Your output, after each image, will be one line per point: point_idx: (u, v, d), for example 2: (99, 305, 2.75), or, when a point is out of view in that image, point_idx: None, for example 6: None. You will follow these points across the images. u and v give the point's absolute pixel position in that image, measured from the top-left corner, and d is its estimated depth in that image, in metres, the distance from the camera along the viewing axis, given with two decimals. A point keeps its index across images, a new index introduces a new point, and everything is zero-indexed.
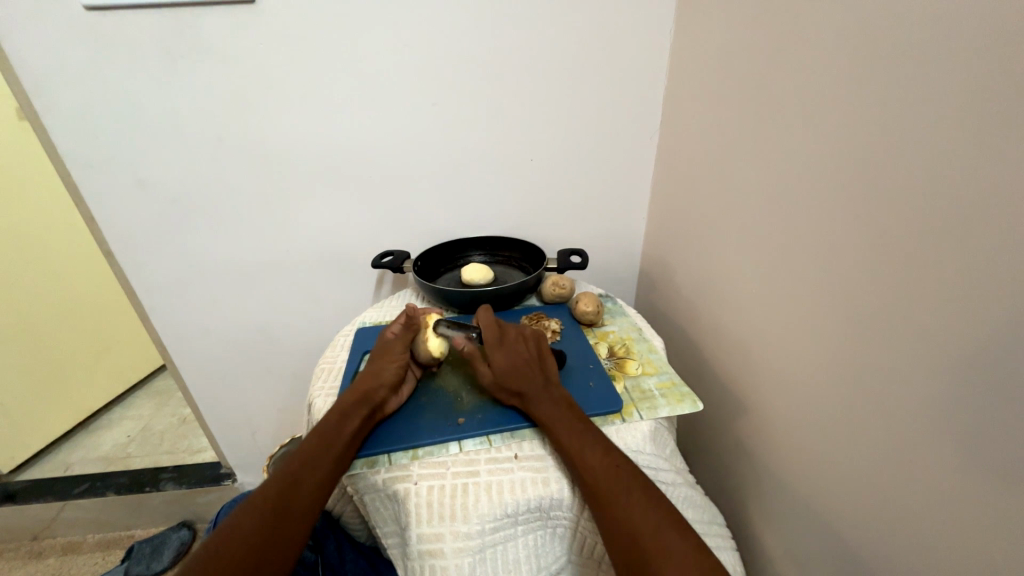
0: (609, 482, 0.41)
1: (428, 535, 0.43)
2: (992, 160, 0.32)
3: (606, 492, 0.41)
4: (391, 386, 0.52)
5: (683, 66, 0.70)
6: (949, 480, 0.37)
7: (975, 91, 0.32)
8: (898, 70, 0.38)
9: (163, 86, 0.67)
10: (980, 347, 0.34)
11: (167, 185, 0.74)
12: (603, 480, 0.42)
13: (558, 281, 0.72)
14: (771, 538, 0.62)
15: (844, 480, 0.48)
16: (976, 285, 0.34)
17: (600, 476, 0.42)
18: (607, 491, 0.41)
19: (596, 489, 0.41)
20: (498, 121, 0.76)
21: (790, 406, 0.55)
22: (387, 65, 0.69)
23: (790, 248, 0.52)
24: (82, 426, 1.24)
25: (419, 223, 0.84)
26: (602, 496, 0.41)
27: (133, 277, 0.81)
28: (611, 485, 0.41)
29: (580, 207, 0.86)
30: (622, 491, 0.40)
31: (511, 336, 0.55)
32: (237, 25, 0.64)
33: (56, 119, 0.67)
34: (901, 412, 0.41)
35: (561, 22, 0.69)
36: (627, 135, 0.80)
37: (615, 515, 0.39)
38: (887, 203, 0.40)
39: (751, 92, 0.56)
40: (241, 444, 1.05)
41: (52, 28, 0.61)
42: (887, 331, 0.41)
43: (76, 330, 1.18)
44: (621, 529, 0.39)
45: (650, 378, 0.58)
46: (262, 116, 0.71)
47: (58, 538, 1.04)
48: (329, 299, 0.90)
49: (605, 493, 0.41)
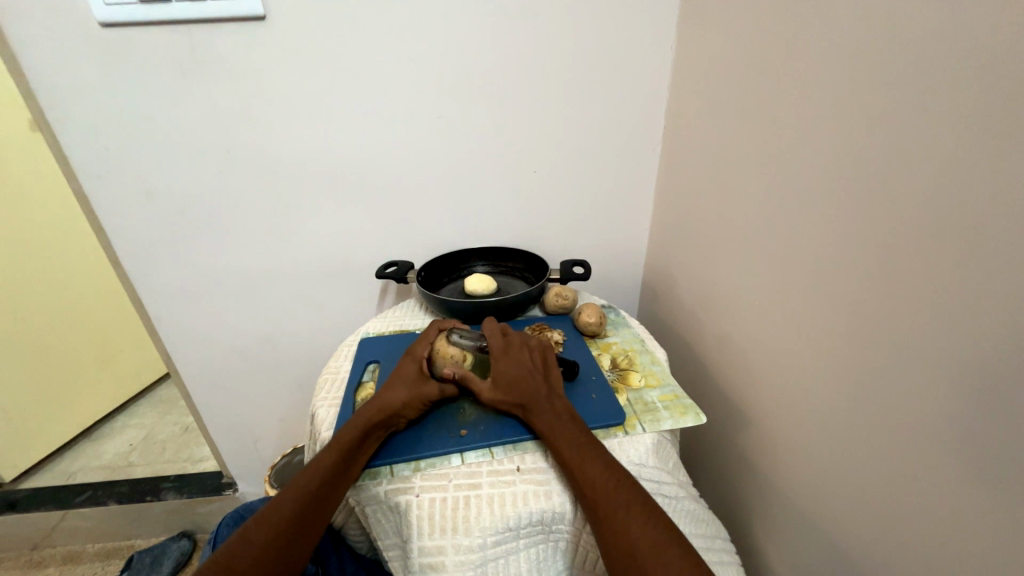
0: (608, 496, 0.41)
1: (430, 548, 0.42)
2: (991, 175, 0.32)
3: (605, 507, 0.41)
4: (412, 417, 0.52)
5: (685, 79, 0.71)
6: (953, 495, 0.37)
7: (975, 107, 0.33)
8: (899, 86, 0.38)
9: (173, 99, 0.68)
10: (981, 360, 0.34)
11: (174, 197, 0.75)
12: (603, 494, 0.41)
13: (561, 292, 0.72)
14: (776, 553, 0.61)
15: (848, 495, 0.48)
16: (977, 298, 0.34)
17: (600, 489, 0.42)
18: (608, 506, 0.41)
19: (596, 502, 0.41)
20: (501, 132, 0.76)
21: (793, 420, 0.55)
22: (393, 79, 0.71)
23: (792, 261, 0.52)
24: (85, 434, 1.25)
25: (422, 233, 0.84)
26: (601, 510, 0.41)
27: (138, 287, 0.82)
28: (611, 498, 0.41)
29: (583, 218, 0.86)
30: (621, 505, 0.40)
31: (515, 344, 0.55)
32: (247, 39, 0.66)
33: (67, 132, 0.68)
34: (904, 425, 0.40)
35: (564, 35, 0.70)
36: (629, 146, 0.80)
37: (613, 529, 0.39)
38: (888, 216, 0.40)
39: (753, 105, 0.57)
40: (243, 454, 1.04)
41: (68, 45, 0.63)
42: (890, 343, 0.41)
43: (83, 338, 1.19)
44: (620, 544, 0.38)
45: (653, 391, 0.58)
46: (269, 129, 0.72)
47: (58, 547, 1.04)
48: (333, 308, 0.90)
49: (604, 507, 0.41)
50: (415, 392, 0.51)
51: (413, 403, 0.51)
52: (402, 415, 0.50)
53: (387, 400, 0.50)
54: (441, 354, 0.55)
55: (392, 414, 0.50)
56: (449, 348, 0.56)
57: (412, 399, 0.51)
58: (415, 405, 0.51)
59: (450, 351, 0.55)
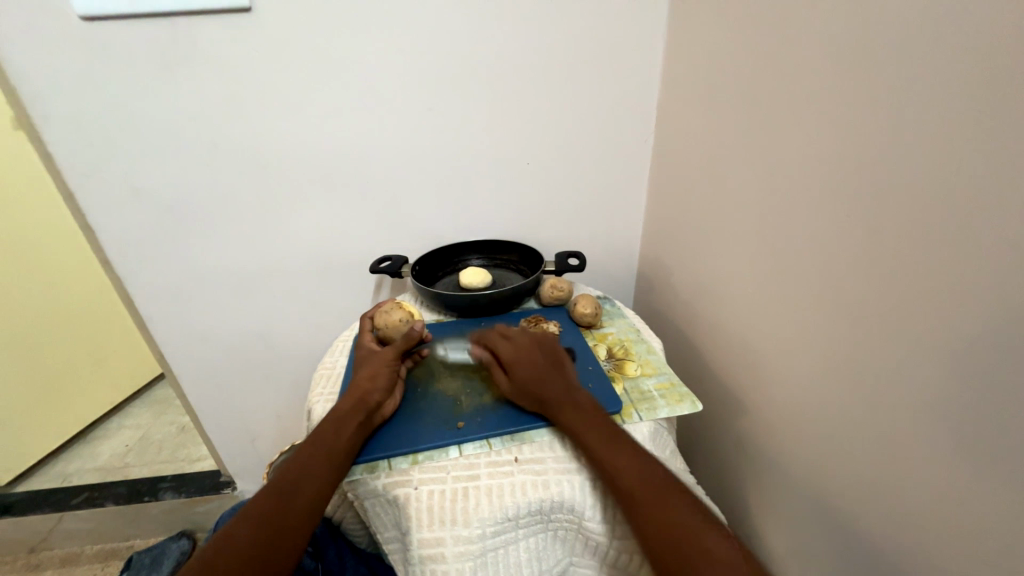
0: (644, 487, 0.41)
1: (429, 539, 0.42)
2: (985, 158, 0.32)
3: (644, 498, 0.40)
4: (386, 388, 0.52)
5: (678, 68, 0.70)
6: (948, 479, 0.37)
7: (971, 89, 0.32)
8: (893, 70, 0.38)
9: (159, 95, 0.67)
10: (975, 344, 0.34)
11: (163, 193, 0.74)
12: (639, 484, 0.41)
13: (556, 284, 0.72)
14: (773, 540, 0.62)
15: (843, 480, 0.48)
16: (971, 282, 0.34)
17: (628, 475, 0.42)
18: (644, 497, 0.40)
19: (633, 493, 0.41)
20: (494, 125, 0.76)
21: (789, 407, 0.55)
22: (385, 72, 0.70)
23: (786, 249, 0.52)
24: (80, 436, 1.24)
25: (416, 227, 0.83)
26: (637, 501, 0.40)
27: (131, 286, 0.81)
28: (647, 489, 0.41)
29: (577, 209, 0.86)
30: (660, 496, 0.40)
31: (530, 346, 0.54)
32: (233, 32, 0.65)
33: (52, 130, 0.67)
34: (899, 411, 0.41)
35: (557, 26, 0.70)
36: (622, 137, 0.80)
37: (638, 508, 0.40)
38: (883, 201, 0.40)
39: (745, 93, 0.56)
40: (240, 451, 1.04)
41: (50, 41, 0.62)
42: (883, 326, 0.41)
43: (74, 339, 1.18)
44: (664, 533, 0.38)
45: (649, 379, 0.58)
46: (259, 124, 0.71)
47: (57, 549, 1.03)
48: (328, 304, 0.90)
49: (641, 498, 0.40)
50: (374, 365, 0.54)
51: (377, 371, 0.53)
52: (374, 388, 0.52)
53: (354, 387, 0.52)
54: (390, 326, 0.59)
55: (364, 394, 0.51)
56: (394, 318, 0.60)
57: (375, 370, 0.53)
58: (382, 374, 0.53)
59: (396, 319, 0.59)
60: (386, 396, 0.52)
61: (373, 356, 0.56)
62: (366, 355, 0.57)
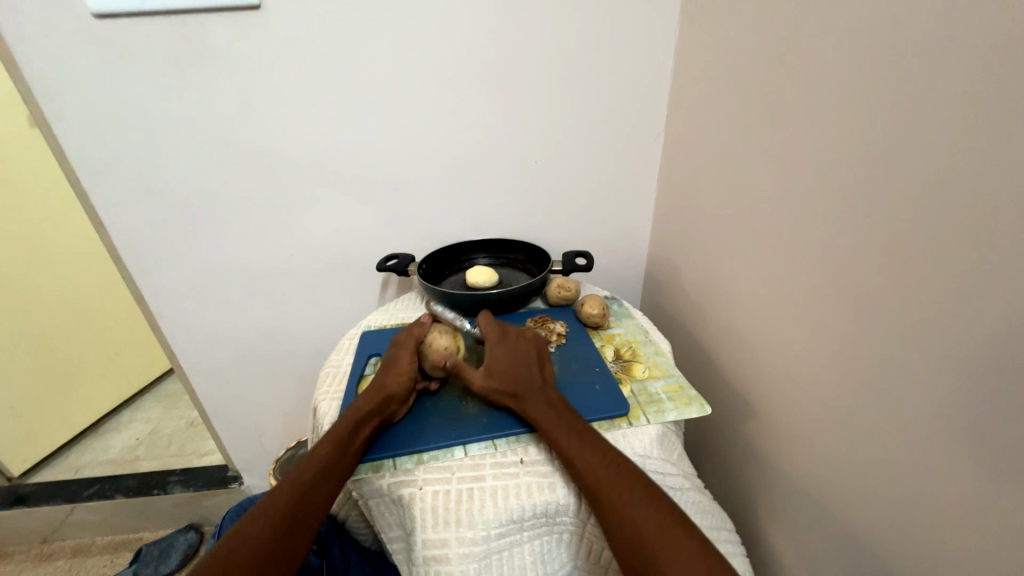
0: (610, 483, 0.41)
1: (433, 540, 0.42)
2: (994, 161, 0.31)
3: (606, 493, 0.40)
4: (401, 398, 0.52)
5: (688, 66, 0.69)
6: (956, 487, 0.36)
7: (982, 88, 0.31)
8: (903, 65, 0.37)
9: (167, 91, 0.67)
10: (984, 350, 0.33)
11: (173, 189, 0.74)
12: (604, 481, 0.41)
13: (563, 284, 0.71)
14: (778, 545, 0.61)
15: (850, 484, 0.47)
16: (981, 287, 0.33)
17: (598, 477, 0.42)
18: (607, 493, 0.40)
19: (596, 489, 0.41)
20: (501, 123, 0.75)
21: (795, 411, 0.54)
22: (389, 70, 0.69)
23: (793, 252, 0.51)
24: (91, 429, 1.26)
25: (422, 224, 0.83)
26: (602, 497, 0.41)
27: (141, 283, 0.82)
28: (607, 485, 0.41)
29: (585, 208, 0.85)
30: (622, 490, 0.40)
31: (512, 335, 0.56)
32: (241, 30, 0.65)
33: (64, 127, 0.67)
34: (907, 418, 0.40)
35: (565, 22, 0.69)
36: (630, 135, 0.79)
37: (588, 480, 0.42)
38: (892, 203, 0.39)
39: (754, 93, 0.55)
40: (248, 446, 1.05)
41: (60, 38, 0.62)
42: (892, 332, 0.40)
43: (86, 334, 1.19)
44: (625, 530, 0.38)
45: (657, 382, 0.58)
46: (265, 121, 0.71)
47: (68, 540, 1.05)
48: (334, 301, 0.90)
49: (605, 492, 0.41)
50: (398, 373, 0.52)
51: (398, 381, 0.52)
52: (392, 397, 0.51)
53: (376, 389, 0.51)
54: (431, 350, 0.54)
55: (385, 399, 0.50)
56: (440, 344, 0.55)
57: (396, 380, 0.52)
58: (401, 385, 0.52)
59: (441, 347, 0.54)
60: (399, 406, 0.52)
61: (401, 356, 0.54)
62: (394, 351, 0.55)
